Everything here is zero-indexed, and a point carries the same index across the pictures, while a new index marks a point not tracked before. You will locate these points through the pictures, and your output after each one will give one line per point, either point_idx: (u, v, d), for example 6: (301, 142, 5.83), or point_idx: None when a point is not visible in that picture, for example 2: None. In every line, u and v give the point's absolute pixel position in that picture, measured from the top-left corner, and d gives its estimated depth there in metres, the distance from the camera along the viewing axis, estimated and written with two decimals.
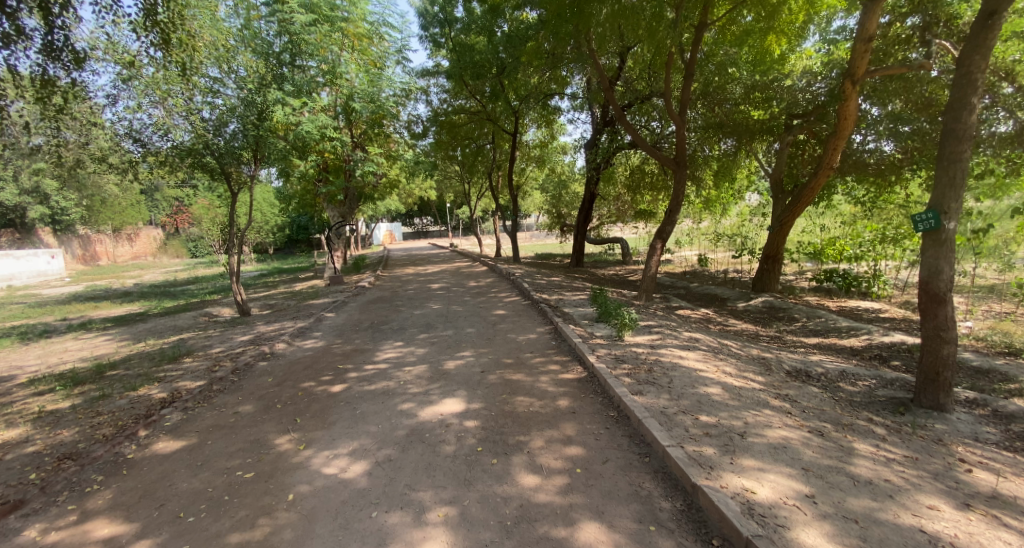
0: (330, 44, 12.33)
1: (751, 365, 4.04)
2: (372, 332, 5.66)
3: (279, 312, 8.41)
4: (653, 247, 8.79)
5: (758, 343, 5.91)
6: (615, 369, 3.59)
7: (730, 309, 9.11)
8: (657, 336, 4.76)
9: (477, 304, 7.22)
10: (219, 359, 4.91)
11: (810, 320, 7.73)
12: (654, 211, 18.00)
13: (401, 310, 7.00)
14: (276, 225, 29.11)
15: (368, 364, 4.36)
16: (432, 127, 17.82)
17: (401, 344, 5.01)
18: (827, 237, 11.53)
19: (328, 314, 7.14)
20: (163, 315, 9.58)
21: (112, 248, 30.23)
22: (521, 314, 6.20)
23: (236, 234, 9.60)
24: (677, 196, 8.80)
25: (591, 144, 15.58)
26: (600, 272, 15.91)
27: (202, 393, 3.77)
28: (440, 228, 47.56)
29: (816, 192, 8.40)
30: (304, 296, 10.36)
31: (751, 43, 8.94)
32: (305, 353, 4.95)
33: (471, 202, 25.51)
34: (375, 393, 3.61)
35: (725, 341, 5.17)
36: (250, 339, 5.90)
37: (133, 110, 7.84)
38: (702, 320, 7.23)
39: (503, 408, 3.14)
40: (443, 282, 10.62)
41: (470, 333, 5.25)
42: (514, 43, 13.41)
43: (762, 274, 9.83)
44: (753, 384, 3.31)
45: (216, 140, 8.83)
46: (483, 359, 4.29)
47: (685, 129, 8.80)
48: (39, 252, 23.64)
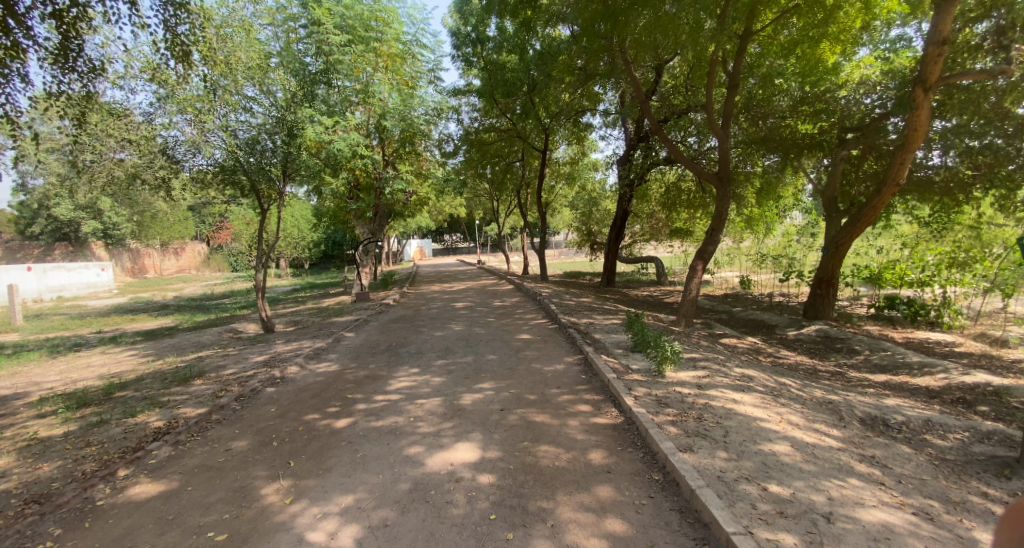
0: (365, 64, 12.49)
1: (819, 413, 3.41)
2: (389, 356, 5.30)
3: (301, 330, 8.23)
4: (694, 268, 8.23)
5: (818, 380, 5.23)
6: (657, 415, 3.06)
7: (780, 338, 8.42)
8: (703, 372, 4.19)
9: (501, 327, 6.79)
10: (227, 383, 4.65)
11: (874, 353, 6.97)
12: (690, 230, 17.25)
13: (422, 331, 6.65)
14: (311, 241, 29.76)
15: (379, 395, 3.98)
16: (463, 146, 17.82)
17: (417, 372, 4.61)
18: (885, 260, 10.61)
19: (347, 334, 6.87)
20: (190, 330, 9.59)
21: (160, 262, 31.48)
22: (549, 340, 5.72)
23: (265, 249, 9.60)
24: (721, 214, 8.21)
25: (624, 160, 15.11)
26: (634, 293, 15.29)
27: (198, 424, 3.49)
28: (470, 245, 47.76)
29: (878, 212, 7.59)
30: (328, 313, 10.22)
31: (800, 52, 8.36)
32: (315, 378, 4.62)
33: (500, 219, 25.34)
34: (381, 432, 3.21)
35: (781, 378, 4.53)
36: (264, 359, 5.66)
37: (166, 128, 7.94)
38: (750, 351, 6.58)
39: (525, 460, 2.67)
40: (467, 301, 10.25)
41: (492, 361, 4.82)
42: (547, 59, 13.20)
43: (815, 300, 9.02)
44: (830, 442, 2.71)
45: (248, 158, 8.88)
46: (504, 394, 3.83)
47: (728, 143, 8.25)
48: (90, 264, 24.95)
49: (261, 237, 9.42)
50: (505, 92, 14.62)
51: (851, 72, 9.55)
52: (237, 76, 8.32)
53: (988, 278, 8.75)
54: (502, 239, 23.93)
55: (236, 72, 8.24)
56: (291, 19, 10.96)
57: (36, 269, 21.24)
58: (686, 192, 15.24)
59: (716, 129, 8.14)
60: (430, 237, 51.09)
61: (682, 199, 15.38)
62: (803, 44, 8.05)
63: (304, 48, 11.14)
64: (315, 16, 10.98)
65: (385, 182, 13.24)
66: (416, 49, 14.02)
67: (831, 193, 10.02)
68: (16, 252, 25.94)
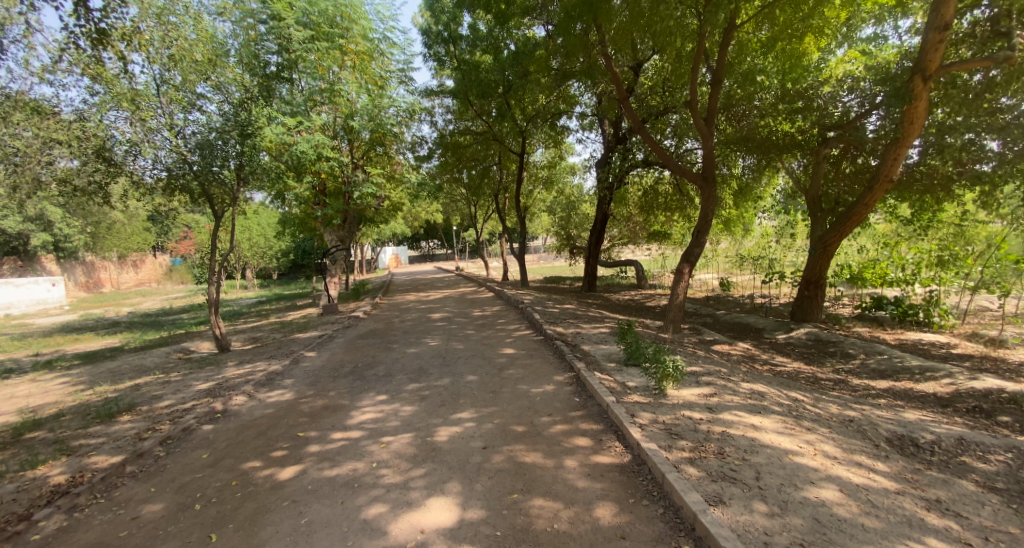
0: (330, 63, 11.79)
1: (850, 439, 2.97)
2: (354, 380, 4.65)
3: (260, 348, 7.46)
4: (681, 271, 7.86)
5: (825, 390, 4.86)
6: (670, 451, 2.55)
7: (770, 342, 8.15)
8: (710, 391, 3.72)
9: (480, 340, 6.21)
10: (157, 420, 3.92)
11: (870, 357, 6.71)
12: (669, 232, 17.09)
13: (393, 348, 6.01)
14: (280, 249, 28.56)
15: (338, 432, 3.35)
16: (437, 150, 17.24)
17: (385, 400, 3.99)
18: (865, 260, 10.57)
19: (309, 353, 6.16)
20: (135, 351, 8.64)
21: (117, 275, 30.15)
22: (533, 355, 5.18)
23: (220, 260, 8.77)
24: (706, 216, 7.84)
25: (603, 162, 14.80)
26: (615, 297, 14.96)
27: (106, 480, 2.80)
28: (446, 251, 46.98)
29: (868, 210, 7.35)
30: (293, 328, 9.44)
31: (780, 48, 8.19)
32: (265, 411, 3.94)
33: (477, 225, 24.75)
34: (336, 485, 2.59)
35: (791, 393, 4.11)
36: (209, 387, 4.91)
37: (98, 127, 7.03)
38: (746, 358, 6.20)
39: (515, 522, 2.11)
40: (444, 311, 9.63)
41: (471, 383, 4.25)
42: (523, 59, 12.79)
43: (802, 302, 8.76)
44: (882, 482, 2.25)
45: (196, 160, 8.06)
46: (486, 426, 3.27)
47: (713, 140, 7.86)
48: (40, 280, 23.18)
49: (216, 244, 8.56)
50: (479, 94, 14.14)
51: (831, 69, 9.38)
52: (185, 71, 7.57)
53: (969, 276, 8.72)
54: (479, 245, 23.34)
55: (190, 72, 7.71)
56: (250, 14, 10.22)
57: None
58: (663, 194, 14.99)
59: (700, 125, 7.74)
60: (405, 244, 50.05)
61: (660, 201, 15.15)
62: (785, 41, 7.86)
63: (268, 42, 10.41)
64: (275, 10, 10.26)
65: (354, 187, 12.52)
66: (385, 46, 13.35)
67: (814, 193, 9.80)
68: None
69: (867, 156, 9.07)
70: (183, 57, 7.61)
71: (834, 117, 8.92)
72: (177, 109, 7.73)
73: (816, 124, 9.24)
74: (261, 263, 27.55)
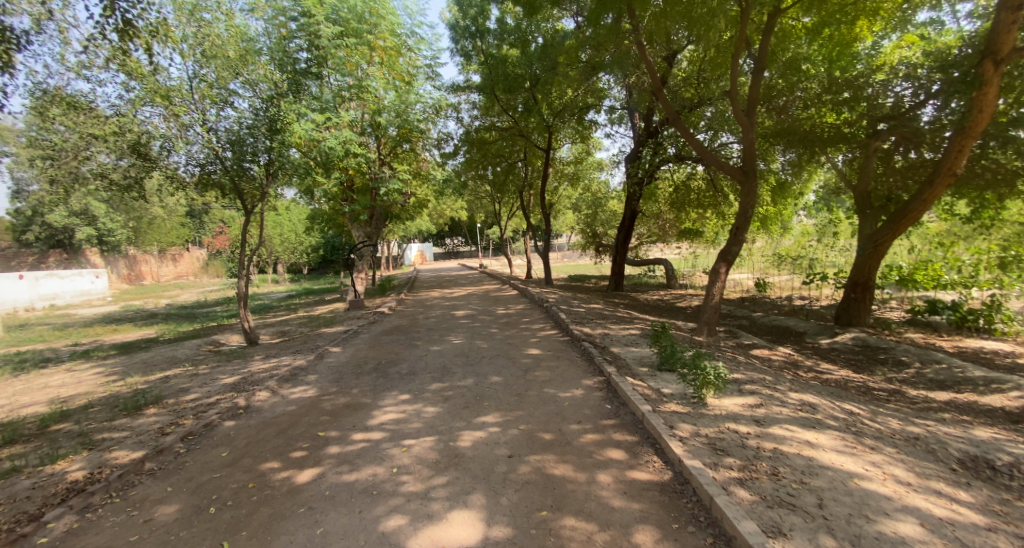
0: (357, 58, 11.80)
1: (919, 460, 2.66)
2: (376, 378, 4.54)
3: (286, 343, 7.49)
4: (716, 271, 7.53)
5: (879, 402, 4.47)
6: (717, 471, 2.33)
7: (812, 347, 7.70)
8: (755, 402, 3.43)
9: (505, 339, 6.04)
10: (181, 414, 3.89)
11: (926, 366, 6.21)
12: (700, 230, 16.53)
13: (417, 346, 5.89)
14: (309, 245, 29.12)
15: (358, 433, 3.23)
16: (462, 146, 17.16)
17: (407, 399, 3.86)
18: (915, 261, 9.92)
19: (334, 349, 6.11)
20: (169, 343, 8.83)
21: (156, 268, 31.47)
22: (561, 356, 4.97)
23: (250, 254, 8.88)
24: (746, 212, 7.44)
25: (633, 158, 14.38)
26: (643, 297, 14.55)
27: (125, 477, 2.74)
28: (471, 249, 47.07)
29: (927, 208, 6.83)
30: (319, 323, 9.48)
31: (830, 32, 7.71)
32: (286, 408, 3.87)
33: (502, 222, 24.58)
34: (355, 492, 2.46)
35: (843, 405, 3.78)
36: (234, 381, 4.90)
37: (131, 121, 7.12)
38: (788, 365, 5.82)
39: (546, 545, 1.92)
40: (468, 308, 9.50)
41: (496, 385, 4.07)
42: (551, 52, 12.52)
43: (849, 305, 8.25)
44: (969, 519, 1.96)
45: (227, 155, 8.14)
46: (512, 432, 3.08)
47: (753, 132, 7.43)
48: (85, 272, 24.34)
49: (245, 238, 8.64)
50: (506, 88, 13.96)
51: (882, 57, 8.77)
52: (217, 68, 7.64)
53: None
54: (504, 242, 23.18)
55: (224, 69, 7.78)
56: (281, 11, 10.31)
57: (27, 277, 20.64)
58: (695, 191, 14.45)
59: (740, 115, 7.30)
60: (430, 241, 50.39)
61: (692, 198, 14.63)
62: (833, 25, 7.45)
63: (299, 39, 10.50)
64: (306, 6, 10.32)
65: (380, 182, 12.53)
66: (412, 42, 13.31)
67: (863, 190, 9.18)
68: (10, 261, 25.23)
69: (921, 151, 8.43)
70: (217, 55, 7.69)
71: (886, 109, 8.33)
72: (211, 106, 7.81)
73: (864, 116, 8.66)
74: (291, 258, 28.15)
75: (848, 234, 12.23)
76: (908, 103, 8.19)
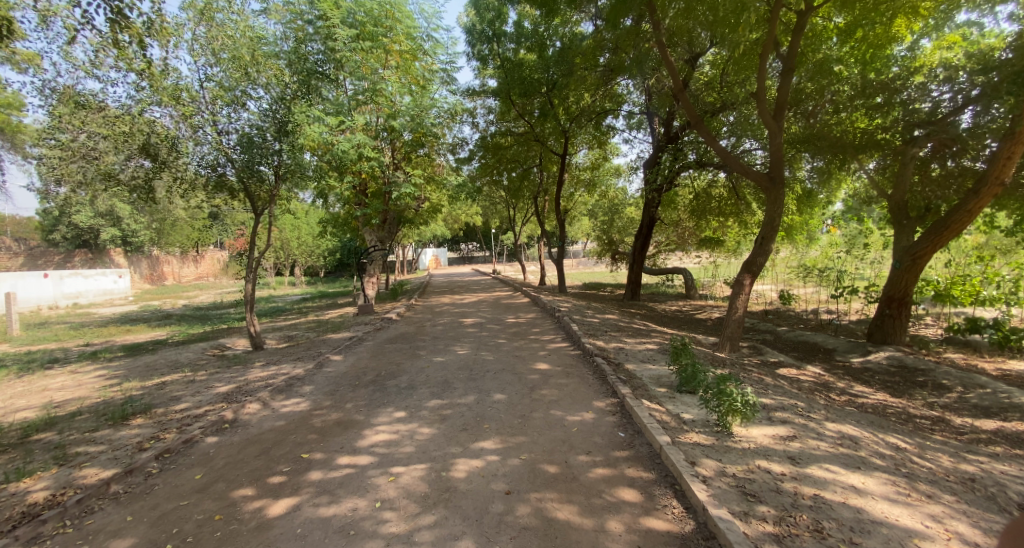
0: (372, 61, 11.70)
1: (991, 514, 2.25)
2: (373, 392, 4.27)
3: (290, 348, 7.31)
4: (739, 283, 7.15)
5: (925, 432, 4.02)
6: (748, 524, 1.98)
7: (842, 366, 7.24)
8: (787, 434, 3.05)
9: (513, 351, 5.71)
10: (165, 427, 3.68)
11: (972, 391, 5.69)
12: (720, 239, 15.99)
13: (421, 356, 5.62)
14: (325, 248, 29.31)
15: (344, 456, 2.95)
16: (478, 152, 16.99)
17: (402, 418, 3.57)
18: (953, 275, 9.33)
19: (335, 357, 5.88)
20: (176, 345, 8.75)
21: (178, 269, 32.07)
22: (571, 372, 4.64)
23: (259, 258, 8.77)
24: (773, 221, 7.02)
25: (651, 164, 13.96)
26: (660, 307, 14.09)
27: (85, 502, 2.53)
28: (486, 254, 46.96)
29: (972, 219, 6.34)
30: (326, 328, 9.31)
31: (864, 32, 7.28)
32: (274, 423, 3.62)
33: (517, 228, 24.31)
34: (329, 531, 2.17)
35: (888, 438, 3.35)
36: (228, 390, 4.69)
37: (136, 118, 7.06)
38: (818, 386, 5.39)
39: None
40: (477, 317, 9.20)
41: (499, 403, 3.76)
42: (568, 55, 12.25)
43: (883, 322, 7.74)
44: None
45: (236, 156, 8.01)
46: (512, 462, 2.76)
47: (781, 136, 7.00)
48: (108, 272, 24.89)
49: (254, 241, 8.51)
50: (522, 92, 13.77)
51: (921, 57, 8.23)
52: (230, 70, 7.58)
53: None
54: (519, 248, 22.89)
55: (238, 70, 7.66)
56: (297, 14, 10.30)
57: (53, 275, 21.17)
58: (716, 198, 14.09)
59: (767, 118, 6.88)
60: (445, 246, 50.44)
61: (713, 206, 14.21)
62: (865, 27, 7.09)
63: (315, 42, 10.46)
64: (323, 10, 10.27)
65: (392, 186, 12.38)
66: (429, 46, 13.21)
67: (898, 199, 8.61)
68: (39, 260, 25.96)
69: (962, 159, 7.87)
70: (231, 56, 7.62)
71: (923, 116, 7.85)
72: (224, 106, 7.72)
73: (898, 121, 8.16)
74: (307, 261, 28.36)
75: (878, 245, 11.65)
76: (946, 109, 7.73)
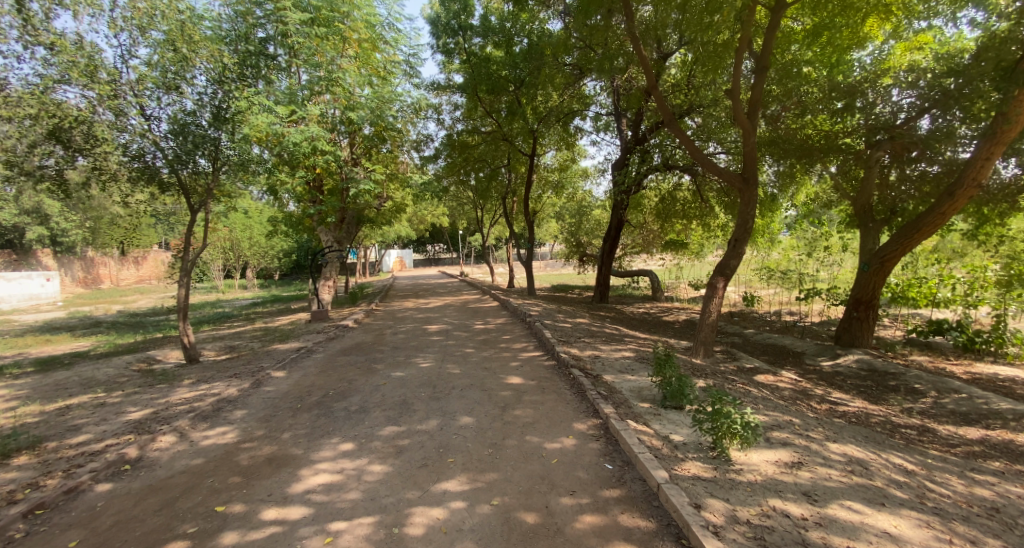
0: (328, 48, 10.89)
1: None
2: (318, 417, 3.66)
3: (229, 362, 6.49)
4: (713, 287, 6.91)
5: (917, 447, 3.82)
6: None
7: (813, 369, 7.14)
8: (793, 463, 2.70)
9: (481, 363, 5.21)
10: (47, 468, 2.94)
11: (944, 396, 5.65)
12: (685, 241, 16.04)
13: (377, 370, 5.01)
14: (280, 249, 27.77)
15: (271, 508, 2.36)
16: (443, 150, 16.38)
17: (349, 452, 3.00)
18: (910, 278, 9.57)
19: (278, 373, 5.17)
20: (96, 359, 7.69)
21: (117, 271, 29.57)
22: (545, 386, 4.19)
23: (195, 260, 7.83)
24: (746, 223, 6.81)
25: (619, 165, 13.79)
26: (629, 310, 13.94)
27: None
28: (451, 256, 46.18)
29: (944, 220, 6.40)
30: (274, 337, 8.46)
31: (832, 34, 7.23)
32: (189, 462, 2.96)
33: (483, 229, 23.78)
34: None
35: (892, 459, 3.08)
36: (142, 417, 3.94)
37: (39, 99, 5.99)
38: (798, 394, 5.19)
39: None
40: (441, 323, 8.62)
41: (465, 430, 3.25)
42: (537, 51, 11.89)
43: (850, 324, 7.73)
44: None
45: (166, 145, 7.10)
46: (482, 510, 2.26)
47: (754, 135, 6.80)
48: (33, 275, 22.60)
49: (189, 240, 7.58)
50: (489, 89, 13.29)
51: (888, 60, 8.23)
52: (160, 49, 6.78)
53: None
54: (485, 250, 22.36)
55: (172, 50, 6.84)
56: None
57: None
58: (682, 201, 14.09)
59: (741, 117, 6.63)
60: (410, 247, 49.24)
61: (678, 208, 14.19)
62: (833, 29, 7.07)
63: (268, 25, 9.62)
64: None
65: (349, 182, 11.56)
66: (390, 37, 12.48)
67: (862, 202, 8.72)
68: None
69: (918, 164, 8.04)
70: (162, 35, 6.77)
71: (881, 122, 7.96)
72: (155, 90, 6.88)
73: (861, 125, 8.23)
74: (261, 262, 26.79)
75: (836, 248, 11.90)
76: (903, 115, 7.88)
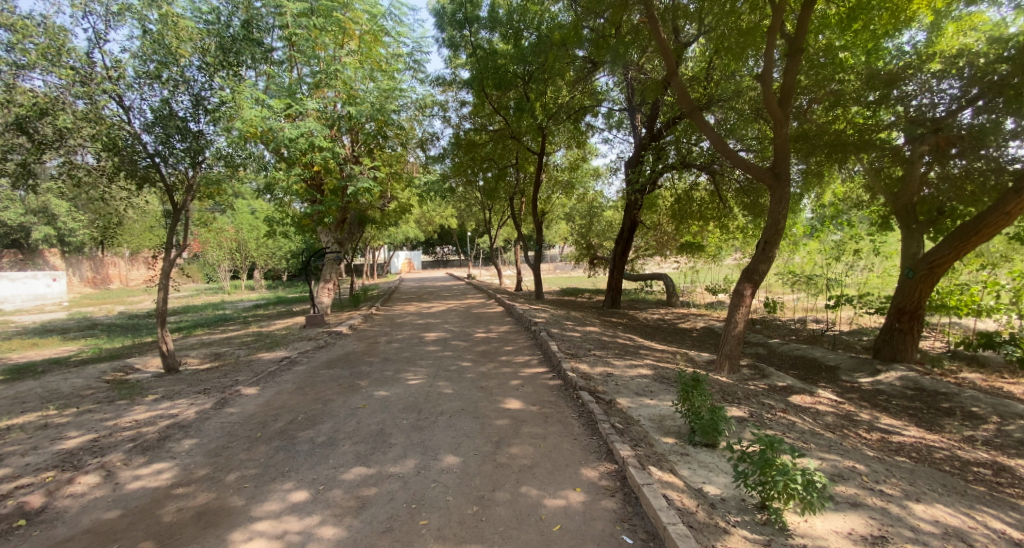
0: (326, 40, 10.35)
1: None
2: (276, 451, 3.07)
3: (206, 374, 5.94)
4: (738, 294, 6.23)
5: (1004, 495, 3.10)
6: None
7: (850, 387, 6.40)
8: (873, 539, 2.04)
9: (477, 380, 4.58)
10: None
11: (1013, 423, 4.88)
12: (701, 243, 15.28)
13: (359, 389, 4.41)
14: (288, 250, 27.50)
15: None
16: (450, 149, 15.84)
17: (299, 505, 2.39)
18: (952, 283, 8.75)
19: (249, 390, 4.58)
20: (73, 366, 7.22)
21: (126, 272, 29.79)
22: (550, 413, 3.55)
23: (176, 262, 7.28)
24: (777, 223, 6.11)
25: (632, 163, 13.09)
26: (642, 316, 13.21)
27: None
28: (460, 257, 45.78)
29: (1008, 221, 5.65)
30: (262, 345, 7.91)
31: (870, 18, 6.54)
32: (99, 517, 2.42)
33: (492, 231, 23.16)
34: None
35: (994, 525, 2.38)
36: (77, 446, 3.39)
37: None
38: (843, 420, 4.49)
39: None
40: (440, 331, 8.00)
41: (447, 476, 2.62)
42: (545, 44, 11.29)
43: (891, 337, 6.97)
44: None
45: (137, 141, 6.52)
46: None
47: (789, 127, 6.04)
48: (40, 274, 22.69)
49: (169, 242, 7.03)
50: (495, 84, 12.73)
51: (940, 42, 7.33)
52: (148, 38, 6.30)
53: None
54: (494, 252, 21.75)
55: (153, 37, 6.30)
56: None
57: None
58: (697, 201, 13.39)
59: (772, 106, 5.92)
60: (419, 248, 48.91)
61: (694, 209, 13.48)
62: (870, 11, 6.37)
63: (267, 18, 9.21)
64: None
65: (348, 180, 11.02)
66: (392, 30, 11.98)
67: (903, 201, 7.92)
68: None
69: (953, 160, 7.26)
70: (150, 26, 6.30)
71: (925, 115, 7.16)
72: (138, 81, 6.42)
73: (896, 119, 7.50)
74: (268, 264, 26.54)
75: (867, 251, 11.06)
76: (946, 108, 7.08)
